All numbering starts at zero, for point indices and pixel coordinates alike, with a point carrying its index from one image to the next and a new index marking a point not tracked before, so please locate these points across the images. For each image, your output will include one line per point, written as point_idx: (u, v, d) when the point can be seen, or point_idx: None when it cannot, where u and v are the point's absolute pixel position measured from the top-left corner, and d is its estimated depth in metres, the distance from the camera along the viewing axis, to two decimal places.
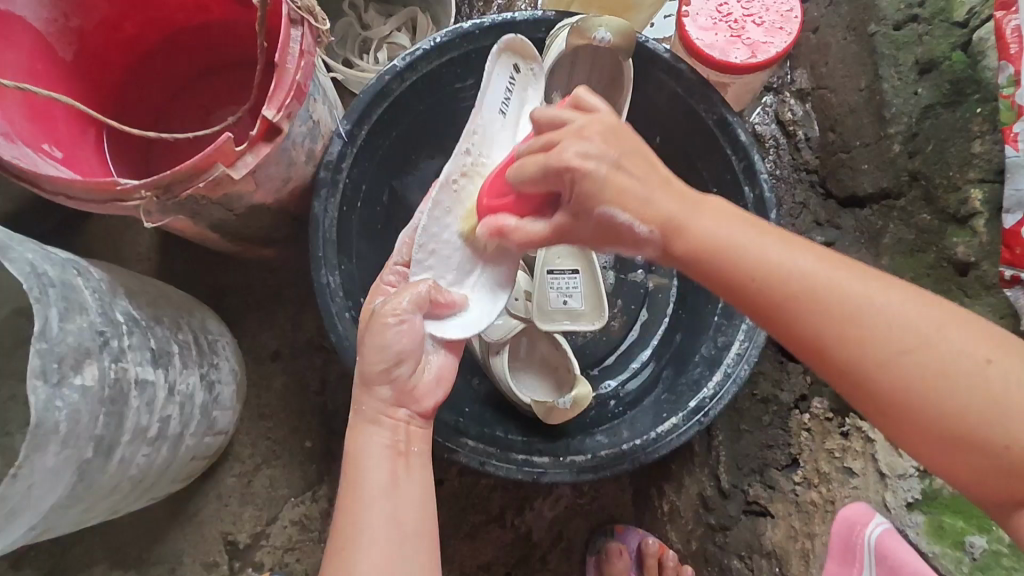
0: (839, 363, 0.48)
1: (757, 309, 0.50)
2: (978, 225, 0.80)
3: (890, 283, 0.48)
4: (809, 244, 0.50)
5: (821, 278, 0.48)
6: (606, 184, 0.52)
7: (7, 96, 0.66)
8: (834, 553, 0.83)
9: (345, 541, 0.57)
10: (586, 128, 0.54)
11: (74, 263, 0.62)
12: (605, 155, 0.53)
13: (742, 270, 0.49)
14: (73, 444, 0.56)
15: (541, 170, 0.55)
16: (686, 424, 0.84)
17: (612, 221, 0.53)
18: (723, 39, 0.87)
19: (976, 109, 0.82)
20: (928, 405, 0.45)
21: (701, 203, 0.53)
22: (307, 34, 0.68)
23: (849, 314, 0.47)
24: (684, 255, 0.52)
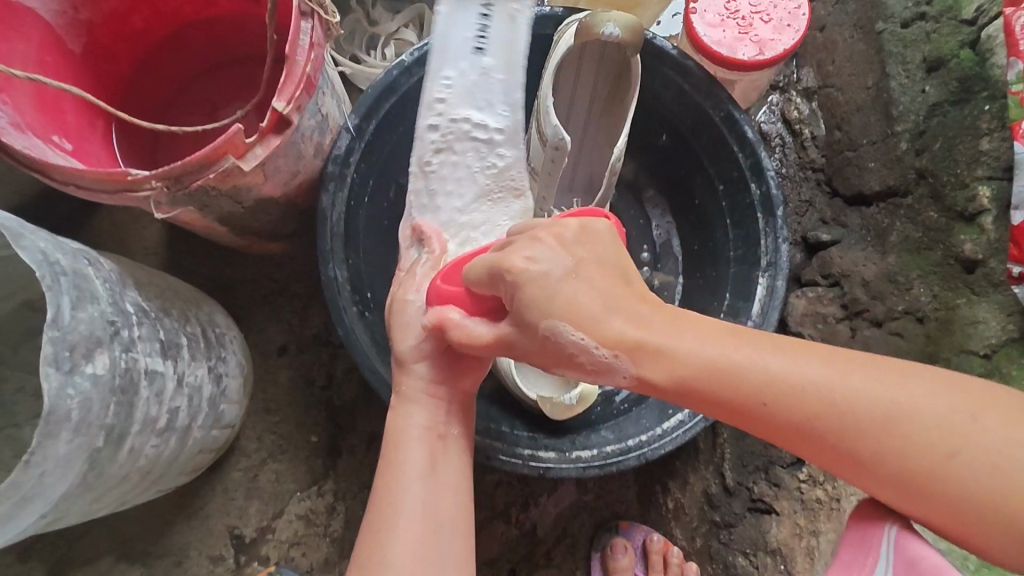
0: (865, 461, 0.51)
1: (774, 433, 0.53)
2: (986, 222, 0.80)
3: (901, 374, 0.52)
4: (810, 347, 0.53)
5: (834, 390, 0.51)
6: (554, 294, 0.53)
7: (17, 87, 0.67)
8: (849, 541, 0.58)
9: (379, 522, 0.58)
10: (538, 233, 0.57)
11: (85, 253, 0.62)
12: (562, 263, 0.54)
13: (752, 387, 0.52)
14: (85, 432, 0.56)
15: (488, 272, 0.56)
16: (692, 420, 0.84)
17: (559, 338, 0.54)
18: (731, 36, 0.87)
19: (984, 107, 0.82)
20: (942, 487, 0.49)
21: (681, 321, 0.55)
22: (317, 26, 0.68)
23: (870, 414, 0.50)
24: (663, 383, 0.53)
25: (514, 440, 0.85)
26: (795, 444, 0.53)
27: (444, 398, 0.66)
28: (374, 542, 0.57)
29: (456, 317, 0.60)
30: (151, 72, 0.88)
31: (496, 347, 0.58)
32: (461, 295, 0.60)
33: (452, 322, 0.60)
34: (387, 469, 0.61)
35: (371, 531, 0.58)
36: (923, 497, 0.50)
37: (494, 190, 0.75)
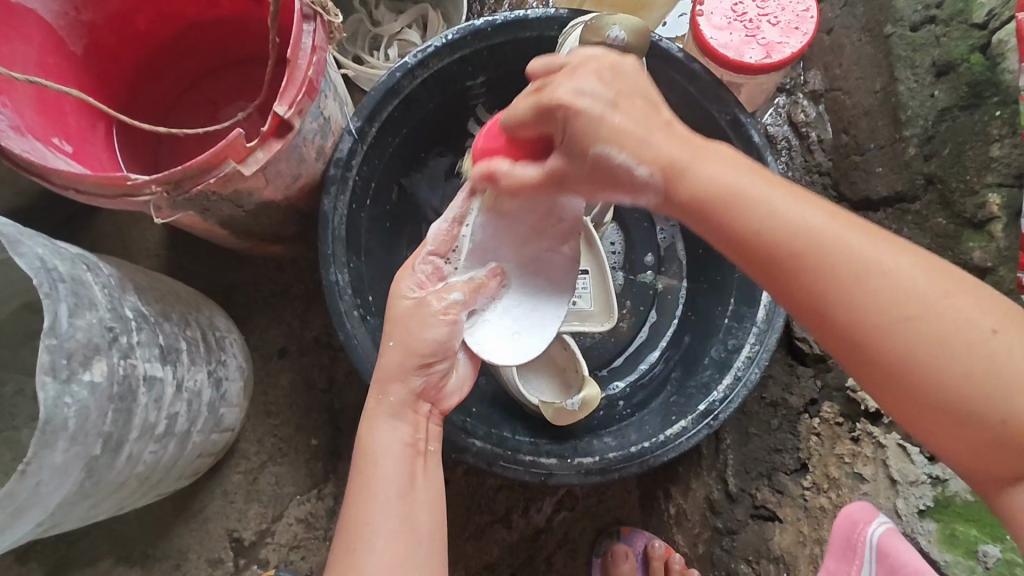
0: (836, 328, 0.45)
1: (756, 258, 0.47)
2: (995, 229, 0.79)
3: (908, 251, 0.45)
4: (819, 200, 0.48)
5: (834, 238, 0.45)
6: (602, 121, 0.53)
7: (17, 89, 0.66)
8: (833, 549, 0.77)
9: (355, 539, 0.55)
10: (580, 68, 0.56)
11: (83, 258, 0.61)
12: (604, 95, 0.54)
13: (750, 223, 0.47)
14: (82, 440, 0.55)
15: (534, 110, 0.58)
16: (695, 428, 0.84)
17: (609, 162, 0.53)
18: (738, 39, 0.86)
19: (995, 113, 0.81)
20: (937, 380, 0.43)
21: (703, 150, 0.50)
22: (319, 28, 0.67)
23: (857, 275, 0.44)
24: (682, 198, 0.50)
25: (515, 447, 0.83)
26: (780, 289, 0.47)
27: (427, 419, 0.64)
28: (347, 557, 0.54)
29: (503, 166, 0.64)
30: (154, 73, 0.87)
31: (551, 181, 0.61)
32: (505, 148, 0.65)
33: (500, 172, 0.64)
34: (364, 478, 0.58)
35: (346, 542, 0.55)
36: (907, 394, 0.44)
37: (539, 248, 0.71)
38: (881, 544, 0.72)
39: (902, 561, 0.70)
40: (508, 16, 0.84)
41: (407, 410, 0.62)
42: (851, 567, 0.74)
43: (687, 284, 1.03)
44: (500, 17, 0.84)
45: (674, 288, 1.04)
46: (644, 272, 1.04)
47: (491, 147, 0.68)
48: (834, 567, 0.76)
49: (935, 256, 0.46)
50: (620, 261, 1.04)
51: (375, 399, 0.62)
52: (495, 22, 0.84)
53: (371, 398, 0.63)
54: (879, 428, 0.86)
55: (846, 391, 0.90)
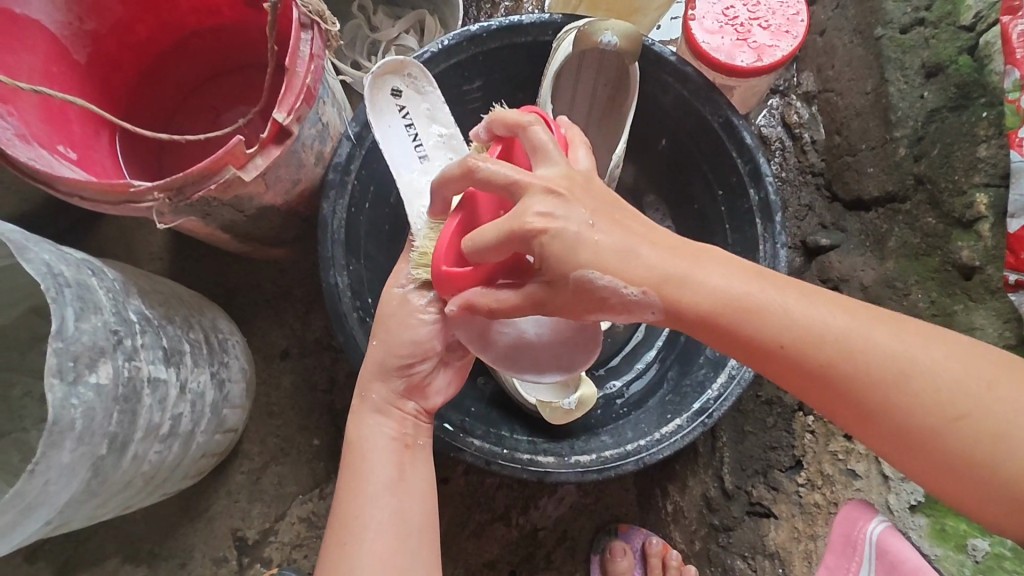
0: (881, 430, 0.49)
1: (789, 371, 0.51)
2: (983, 229, 0.80)
3: (926, 335, 0.50)
4: (837, 299, 0.51)
5: (856, 339, 0.49)
6: (578, 244, 0.51)
7: (23, 98, 0.68)
8: (832, 546, 0.79)
9: (346, 529, 0.58)
10: (553, 199, 0.52)
11: (89, 263, 0.63)
12: (587, 218, 0.52)
13: (774, 334, 0.50)
14: (89, 440, 0.57)
15: (500, 241, 0.52)
16: (690, 426, 0.85)
17: (590, 284, 0.52)
18: (730, 43, 0.87)
19: (981, 113, 0.82)
20: (987, 465, 0.47)
21: (706, 254, 0.53)
22: (316, 37, 0.69)
23: (881, 379, 0.48)
24: (692, 318, 0.51)
25: (513, 445, 0.84)
26: (814, 391, 0.50)
27: (414, 417, 0.65)
28: (340, 545, 0.57)
29: (477, 293, 0.55)
30: (155, 81, 0.89)
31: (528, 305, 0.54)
32: (474, 274, 0.56)
33: (477, 301, 0.55)
34: (353, 476, 0.60)
35: (336, 538, 0.58)
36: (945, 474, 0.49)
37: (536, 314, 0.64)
38: (881, 542, 0.74)
39: (902, 558, 0.72)
40: (503, 22, 0.86)
41: (394, 407, 0.64)
42: (850, 564, 0.77)
43: None
44: (495, 23, 0.86)
45: None
46: None
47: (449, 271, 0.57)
48: (834, 564, 0.78)
49: (950, 332, 0.51)
50: None
51: (361, 395, 0.64)
52: (490, 28, 0.86)
53: (357, 396, 0.65)
54: None
55: None
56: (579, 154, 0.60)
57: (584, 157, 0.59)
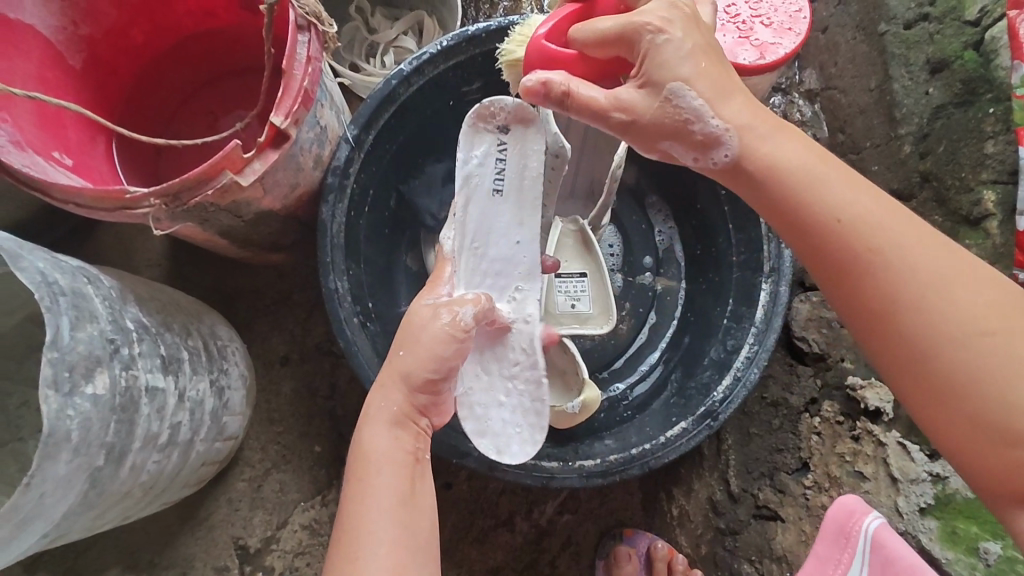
0: (882, 313, 0.49)
1: (814, 244, 0.51)
2: (992, 226, 0.79)
3: (962, 261, 0.49)
4: (881, 195, 0.51)
5: (881, 229, 0.49)
6: (688, 56, 0.52)
7: (17, 103, 0.67)
8: (822, 535, 0.78)
9: (351, 546, 0.54)
10: (671, 2, 0.53)
11: (84, 271, 0.62)
12: (689, 39, 0.53)
13: (802, 190, 0.51)
14: (85, 452, 0.56)
15: (614, 31, 0.53)
16: (696, 429, 0.84)
17: (676, 104, 0.53)
18: (732, 40, 0.85)
19: (988, 110, 0.81)
20: (973, 392, 0.46)
21: (778, 129, 0.54)
22: (314, 39, 0.68)
23: (897, 270, 0.48)
24: (745, 166, 0.53)
25: None
26: (834, 274, 0.51)
27: (427, 433, 0.63)
28: (345, 565, 0.53)
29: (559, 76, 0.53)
30: (151, 85, 0.88)
31: (618, 106, 0.53)
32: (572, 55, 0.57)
33: (561, 84, 0.53)
34: (365, 487, 0.57)
35: (342, 552, 0.54)
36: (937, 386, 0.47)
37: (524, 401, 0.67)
38: (876, 536, 0.73)
39: (896, 554, 0.72)
40: (502, 23, 0.85)
41: (409, 420, 0.62)
42: (842, 555, 0.75)
43: (686, 285, 1.03)
44: (494, 23, 0.84)
45: (674, 290, 1.04)
46: (643, 274, 1.04)
47: (543, 46, 0.58)
48: (825, 554, 0.77)
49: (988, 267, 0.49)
50: (619, 263, 1.04)
51: (377, 405, 0.61)
52: (489, 28, 0.84)
53: (370, 405, 0.62)
54: (879, 425, 0.86)
55: (846, 388, 0.90)
56: (704, 9, 0.61)
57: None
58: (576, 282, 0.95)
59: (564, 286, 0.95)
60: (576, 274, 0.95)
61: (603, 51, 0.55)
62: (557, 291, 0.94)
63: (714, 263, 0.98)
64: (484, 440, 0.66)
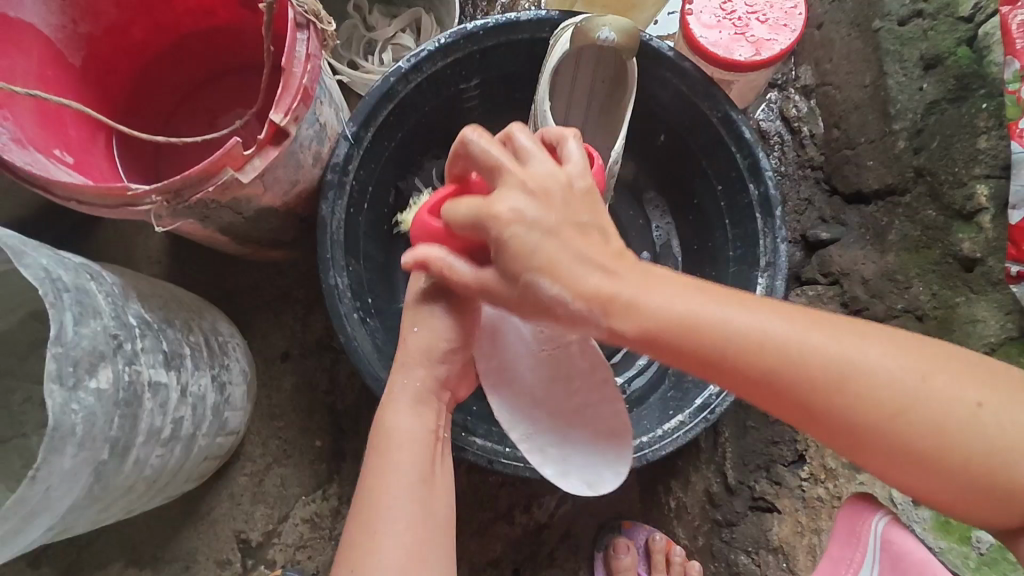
0: (827, 421, 0.48)
1: (737, 381, 0.49)
2: (984, 220, 0.80)
3: (864, 333, 0.48)
4: (771, 303, 0.49)
5: (798, 346, 0.47)
6: (538, 250, 0.50)
7: (18, 102, 0.67)
8: (837, 537, 0.77)
9: (373, 520, 0.56)
10: (527, 180, 0.52)
11: (87, 267, 0.62)
12: (542, 219, 0.51)
13: (716, 348, 0.47)
14: (90, 445, 0.57)
15: (471, 218, 0.53)
16: (693, 422, 0.85)
17: (541, 293, 0.51)
18: (727, 37, 0.87)
19: (982, 105, 0.82)
20: (936, 460, 0.47)
21: (647, 274, 0.51)
22: (312, 37, 0.69)
23: (823, 381, 0.47)
24: (633, 335, 0.49)
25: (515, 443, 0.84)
26: (774, 402, 0.49)
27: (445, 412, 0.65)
28: (368, 538, 0.55)
29: (438, 255, 0.57)
30: (150, 82, 0.88)
31: (482, 282, 0.55)
32: (443, 233, 0.58)
33: (437, 263, 0.57)
34: (386, 465, 0.59)
35: (364, 525, 0.56)
36: (903, 463, 0.47)
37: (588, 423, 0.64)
38: (885, 535, 0.73)
39: (907, 550, 0.72)
40: (500, 19, 0.85)
41: (431, 398, 0.64)
42: (855, 555, 0.75)
43: None
44: (492, 20, 0.85)
45: None
46: None
47: (428, 224, 0.59)
48: (838, 555, 0.76)
49: (903, 333, 0.49)
50: None
51: (400, 384, 0.63)
52: (487, 25, 0.85)
53: (394, 383, 0.63)
54: None
55: None
56: (570, 147, 0.57)
57: (575, 150, 0.56)
58: None
59: None
60: None
61: (484, 170, 0.55)
62: None
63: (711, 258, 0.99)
64: (571, 480, 0.64)
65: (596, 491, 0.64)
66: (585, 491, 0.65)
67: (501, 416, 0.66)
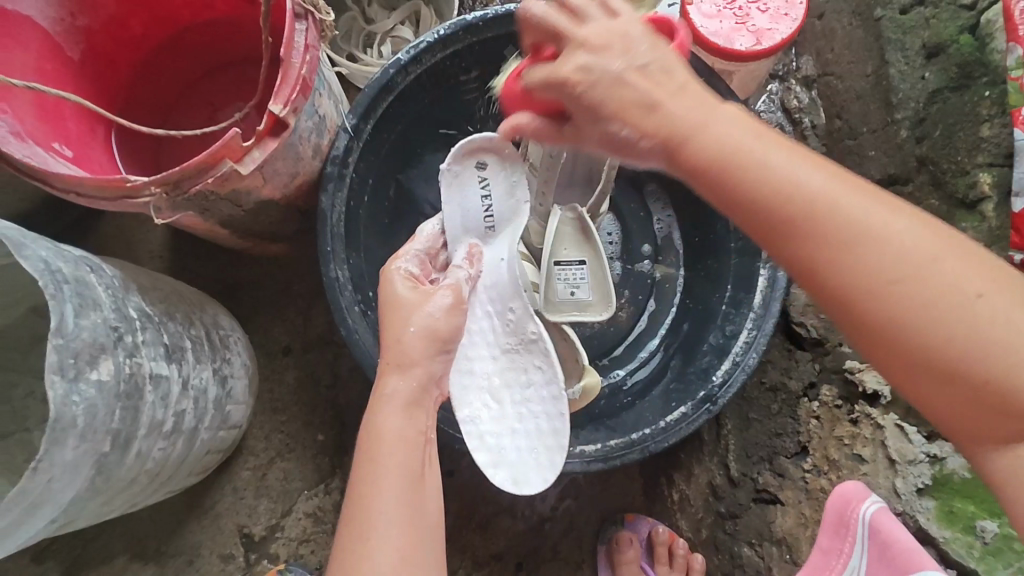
0: (842, 297, 0.44)
1: (752, 211, 0.44)
2: (987, 209, 0.80)
3: (897, 207, 0.44)
4: (815, 157, 0.45)
5: (833, 201, 0.43)
6: (623, 88, 0.46)
7: (17, 95, 0.67)
8: (824, 528, 0.77)
9: (362, 528, 0.52)
10: (617, 39, 0.47)
11: (87, 260, 0.62)
12: (635, 63, 0.46)
13: (756, 177, 0.44)
14: (91, 438, 0.56)
15: (546, 85, 0.48)
16: (696, 413, 0.85)
17: (615, 138, 0.47)
18: (729, 27, 0.86)
19: (984, 93, 0.81)
20: (948, 355, 0.42)
21: (687, 88, 0.46)
22: (310, 28, 0.68)
23: (849, 228, 0.43)
24: (693, 163, 0.45)
25: None
26: (767, 238, 0.45)
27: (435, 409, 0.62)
28: (357, 551, 0.51)
29: (526, 118, 0.53)
30: (149, 76, 0.88)
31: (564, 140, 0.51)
32: (524, 97, 0.54)
33: (524, 127, 0.53)
34: (376, 469, 0.55)
35: (353, 534, 0.52)
36: (913, 361, 0.43)
37: (536, 427, 0.65)
38: (874, 521, 0.72)
39: (893, 538, 0.71)
40: (499, 11, 0.85)
41: (423, 397, 0.61)
42: (844, 545, 0.75)
43: (684, 274, 1.03)
44: (491, 11, 0.84)
45: (673, 277, 1.04)
46: (642, 263, 1.04)
47: (513, 87, 0.56)
48: (827, 545, 0.77)
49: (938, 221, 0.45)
50: (618, 251, 1.04)
51: (391, 385, 0.59)
52: (486, 16, 0.84)
53: (383, 385, 0.59)
54: (877, 408, 0.87)
55: (845, 372, 0.90)
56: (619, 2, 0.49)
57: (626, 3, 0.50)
58: (575, 269, 0.94)
59: (563, 274, 0.93)
60: (576, 261, 0.94)
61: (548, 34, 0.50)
62: (556, 280, 0.92)
63: (713, 250, 0.99)
64: (499, 471, 0.64)
65: (518, 490, 0.63)
66: (507, 488, 0.63)
67: (454, 395, 0.66)
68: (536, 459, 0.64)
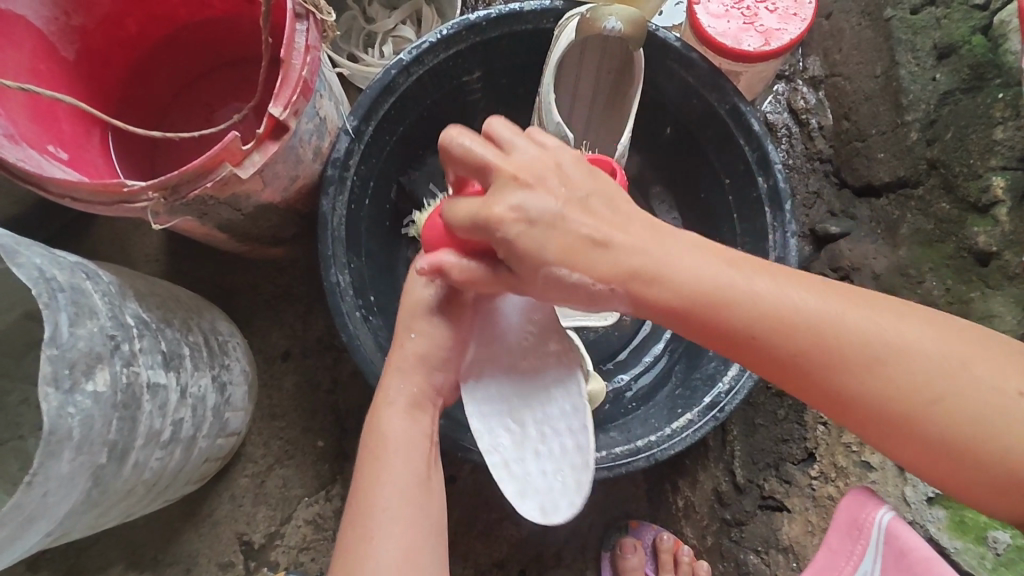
0: (850, 403, 0.50)
1: (767, 365, 0.51)
2: (1000, 213, 0.78)
3: (891, 311, 0.51)
4: (805, 278, 0.52)
5: (824, 318, 0.50)
6: (556, 222, 0.53)
7: (10, 97, 0.65)
8: (835, 527, 0.73)
9: (364, 521, 0.55)
10: (547, 160, 0.55)
11: (83, 266, 0.61)
12: (552, 202, 0.53)
13: (745, 321, 0.50)
14: (87, 450, 0.55)
15: (472, 220, 0.54)
16: (701, 420, 0.84)
17: (563, 280, 0.53)
18: (736, 27, 0.85)
19: (998, 95, 0.79)
20: (963, 446, 0.48)
21: (719, 254, 0.53)
22: (312, 28, 0.66)
23: (856, 351, 0.49)
24: (669, 308, 0.52)
25: None
26: (786, 376, 0.52)
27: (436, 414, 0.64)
28: (360, 543, 0.54)
29: (451, 259, 0.58)
30: (146, 77, 0.87)
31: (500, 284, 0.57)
32: (444, 234, 0.60)
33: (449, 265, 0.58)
34: (380, 467, 0.58)
35: (357, 528, 0.55)
36: (941, 453, 0.48)
37: (550, 431, 0.58)
38: (889, 528, 0.68)
39: (912, 545, 0.67)
40: (503, 10, 0.83)
41: (425, 402, 0.63)
42: (855, 547, 0.71)
43: None
44: (494, 11, 0.83)
45: None
46: None
47: (435, 225, 0.60)
48: (837, 545, 0.73)
49: (943, 315, 0.51)
50: None
51: (394, 388, 0.62)
52: (489, 16, 0.83)
53: (388, 389, 0.63)
54: None
55: None
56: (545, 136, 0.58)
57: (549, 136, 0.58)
58: None
59: None
60: None
61: (471, 166, 0.56)
62: None
63: None
64: (527, 500, 0.57)
65: (547, 518, 0.56)
66: (537, 517, 0.56)
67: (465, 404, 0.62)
68: (552, 471, 0.57)
